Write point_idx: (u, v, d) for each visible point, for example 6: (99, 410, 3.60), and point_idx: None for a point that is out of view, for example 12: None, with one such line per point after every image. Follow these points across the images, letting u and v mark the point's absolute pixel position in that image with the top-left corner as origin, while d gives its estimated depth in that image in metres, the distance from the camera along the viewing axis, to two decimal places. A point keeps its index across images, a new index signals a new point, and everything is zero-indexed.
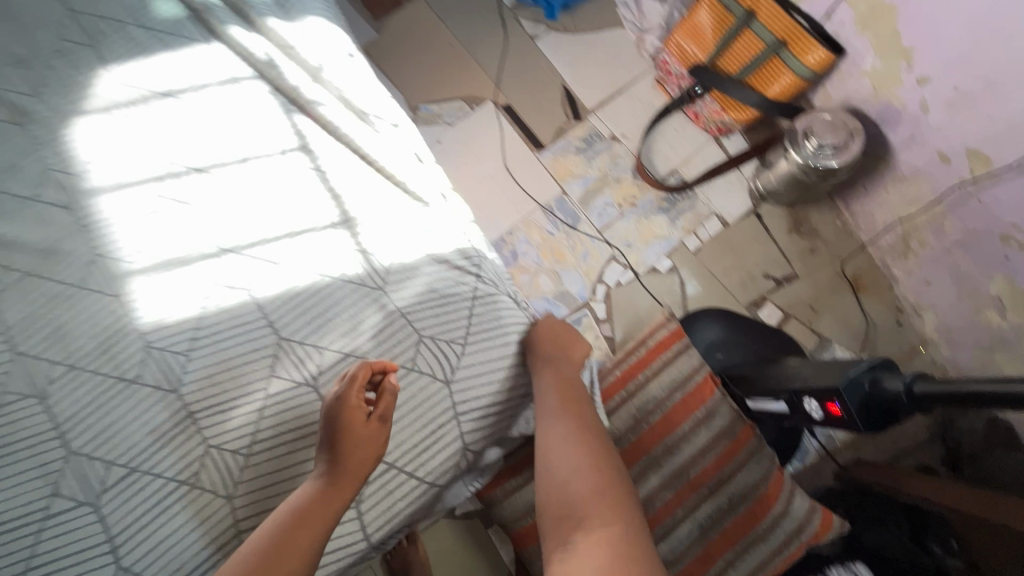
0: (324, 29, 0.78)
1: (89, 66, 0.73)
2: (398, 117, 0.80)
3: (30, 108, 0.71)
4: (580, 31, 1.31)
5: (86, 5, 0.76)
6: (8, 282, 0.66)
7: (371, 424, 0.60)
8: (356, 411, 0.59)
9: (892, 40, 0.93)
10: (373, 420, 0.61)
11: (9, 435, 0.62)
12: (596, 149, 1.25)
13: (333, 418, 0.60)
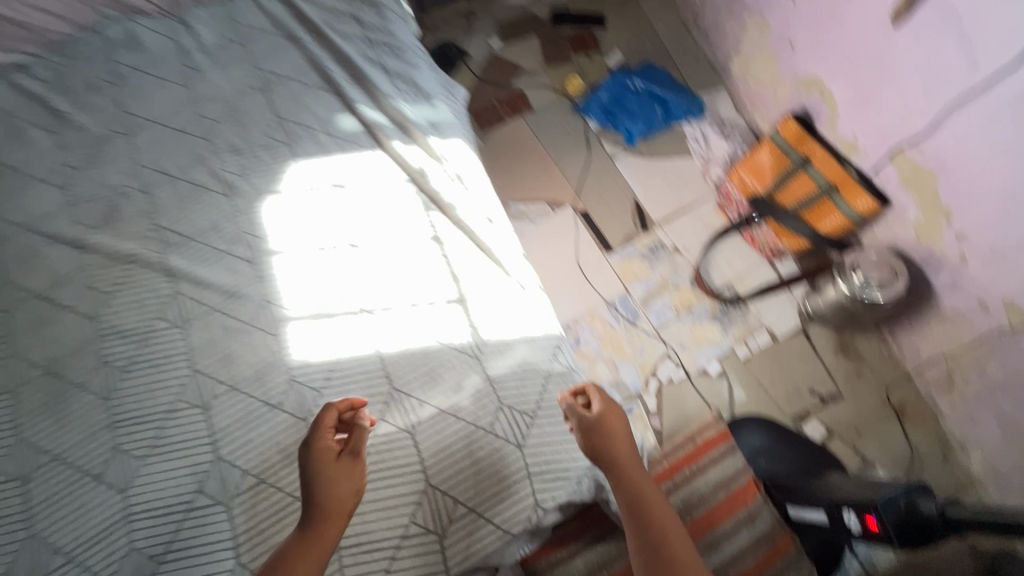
0: (463, 148, 0.99)
1: (286, 159, 0.97)
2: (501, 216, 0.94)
3: (239, 186, 0.95)
4: (653, 156, 1.52)
5: (290, 115, 1.01)
6: (200, 313, 0.85)
7: (341, 462, 0.69)
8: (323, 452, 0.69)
9: (933, 199, 1.07)
10: (344, 458, 0.69)
11: (175, 435, 0.78)
12: (659, 257, 1.41)
13: (306, 457, 0.70)
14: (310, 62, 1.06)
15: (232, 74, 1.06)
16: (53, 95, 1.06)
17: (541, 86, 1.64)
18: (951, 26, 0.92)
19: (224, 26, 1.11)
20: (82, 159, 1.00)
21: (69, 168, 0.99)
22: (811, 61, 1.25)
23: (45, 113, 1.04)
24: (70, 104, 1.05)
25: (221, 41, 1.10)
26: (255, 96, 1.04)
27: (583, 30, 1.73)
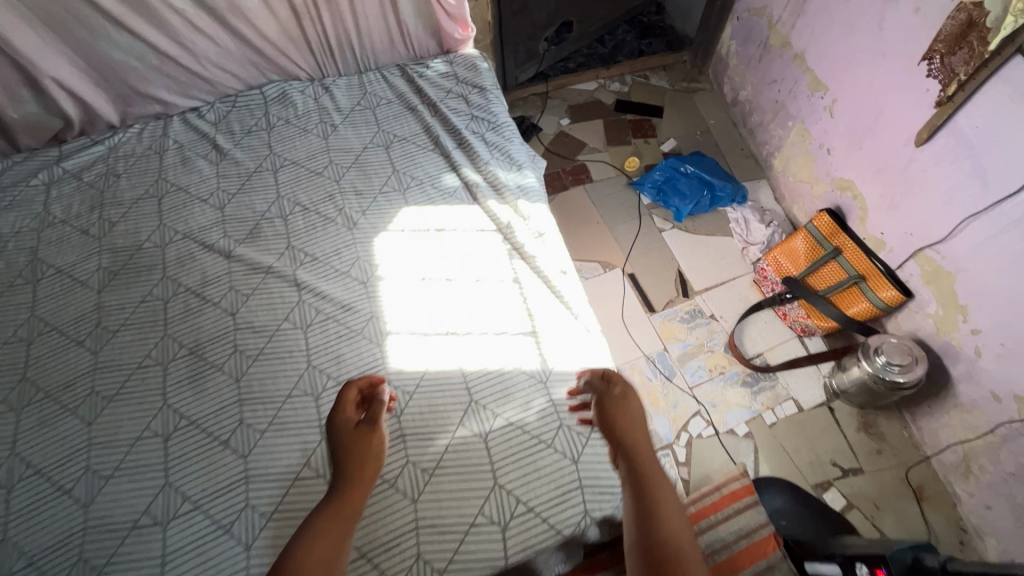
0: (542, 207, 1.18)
1: (399, 204, 1.19)
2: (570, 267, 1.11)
3: (359, 222, 1.17)
4: (698, 232, 1.70)
5: (405, 168, 1.24)
6: (320, 320, 1.04)
7: (359, 430, 0.83)
8: (345, 421, 0.83)
9: (951, 296, 1.20)
10: (361, 427, 0.83)
11: (290, 416, 0.95)
12: (697, 322, 1.56)
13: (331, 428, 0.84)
14: (424, 128, 1.30)
15: (361, 132, 1.31)
16: (218, 134, 1.32)
17: (601, 162, 1.87)
18: (964, 152, 1.10)
19: (358, 93, 1.38)
20: (235, 186, 1.23)
21: (225, 193, 1.22)
22: (845, 167, 1.44)
23: (209, 147, 1.30)
24: (230, 143, 1.30)
25: (354, 105, 1.35)
26: (378, 150, 1.27)
27: (642, 118, 1.98)
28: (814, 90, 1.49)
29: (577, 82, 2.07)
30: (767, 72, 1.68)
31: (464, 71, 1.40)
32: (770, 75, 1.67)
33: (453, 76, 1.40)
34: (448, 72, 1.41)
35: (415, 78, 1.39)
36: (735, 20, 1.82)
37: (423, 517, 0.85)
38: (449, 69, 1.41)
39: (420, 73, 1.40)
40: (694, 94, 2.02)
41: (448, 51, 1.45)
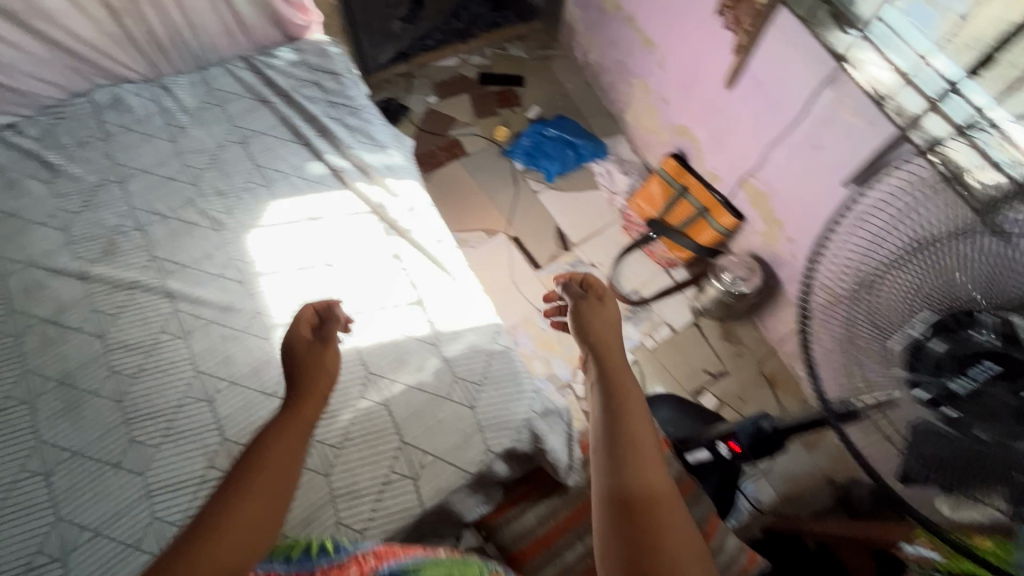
0: (412, 183, 1.23)
1: (265, 199, 1.18)
2: (446, 236, 1.18)
3: (226, 223, 1.15)
4: (569, 190, 1.84)
5: (267, 163, 1.22)
6: (199, 326, 1.03)
7: (313, 343, 0.86)
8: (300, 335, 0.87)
9: (770, 214, 1.43)
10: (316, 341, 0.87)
11: (185, 423, 0.94)
12: (579, 271, 1.71)
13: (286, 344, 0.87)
14: (281, 118, 1.29)
15: (212, 130, 1.26)
16: (45, 150, 1.20)
17: (473, 135, 1.94)
18: (759, 90, 1.29)
19: (202, 90, 1.32)
20: (77, 204, 1.15)
21: (67, 212, 1.14)
22: (680, 113, 1.62)
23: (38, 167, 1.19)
24: (62, 159, 1.20)
25: (200, 103, 1.30)
26: (235, 147, 1.24)
27: (505, 88, 2.06)
28: (646, 48, 1.65)
29: (438, 58, 2.10)
30: (607, 33, 1.83)
31: (314, 57, 1.39)
32: (610, 37, 1.82)
33: (303, 63, 1.38)
34: (297, 59, 1.38)
35: (263, 69, 1.36)
36: None
37: (337, 487, 0.90)
38: (297, 56, 1.39)
39: (267, 63, 1.37)
40: (549, 61, 2.14)
41: (294, 38, 1.42)
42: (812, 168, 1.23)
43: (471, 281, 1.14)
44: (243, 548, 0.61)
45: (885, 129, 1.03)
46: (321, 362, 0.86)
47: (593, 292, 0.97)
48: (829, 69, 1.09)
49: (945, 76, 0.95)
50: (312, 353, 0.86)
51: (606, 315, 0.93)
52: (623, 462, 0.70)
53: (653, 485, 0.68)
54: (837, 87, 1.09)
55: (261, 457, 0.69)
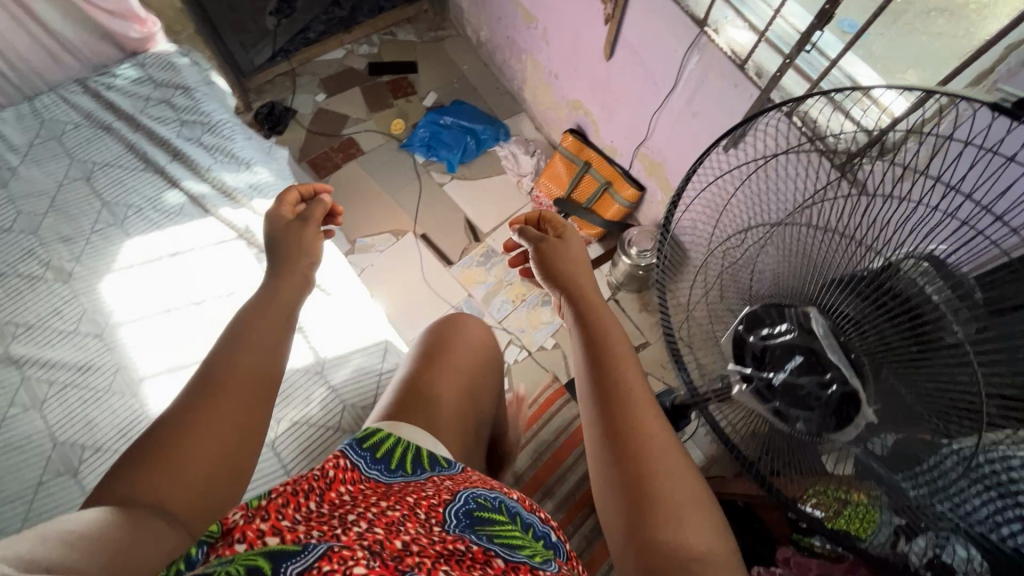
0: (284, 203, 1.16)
1: (118, 238, 1.07)
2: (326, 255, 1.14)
3: (75, 271, 1.04)
4: (475, 178, 1.78)
5: (116, 198, 1.11)
6: (53, 392, 0.93)
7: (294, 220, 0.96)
8: (282, 207, 0.97)
9: (666, 183, 1.42)
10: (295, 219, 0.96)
11: (47, 503, 0.86)
12: (492, 261, 1.66)
13: (267, 220, 0.96)
14: (128, 147, 1.16)
15: (49, 168, 1.13)
16: None
17: (369, 130, 1.83)
18: (636, 58, 1.25)
19: (32, 124, 1.17)
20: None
21: None
22: (571, 88, 1.57)
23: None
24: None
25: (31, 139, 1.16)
26: (77, 185, 1.12)
27: (398, 76, 1.96)
28: (528, 22, 1.58)
29: (323, 52, 1.96)
30: (492, 9, 1.74)
31: (159, 73, 1.26)
32: (495, 13, 1.74)
33: (149, 80, 1.25)
34: (140, 77, 1.25)
35: (101, 93, 1.22)
36: None
37: None
38: (140, 73, 1.26)
39: (108, 85, 1.23)
40: (443, 42, 2.04)
41: (134, 53, 1.28)
42: (696, 134, 1.20)
43: (358, 298, 1.10)
44: (229, 439, 0.65)
45: (750, 92, 1.01)
46: (301, 254, 0.93)
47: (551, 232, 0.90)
48: (692, 33, 1.06)
49: (796, 28, 0.94)
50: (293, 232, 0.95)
51: (569, 255, 0.86)
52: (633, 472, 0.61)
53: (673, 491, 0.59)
54: (703, 52, 1.06)
55: (236, 360, 0.72)
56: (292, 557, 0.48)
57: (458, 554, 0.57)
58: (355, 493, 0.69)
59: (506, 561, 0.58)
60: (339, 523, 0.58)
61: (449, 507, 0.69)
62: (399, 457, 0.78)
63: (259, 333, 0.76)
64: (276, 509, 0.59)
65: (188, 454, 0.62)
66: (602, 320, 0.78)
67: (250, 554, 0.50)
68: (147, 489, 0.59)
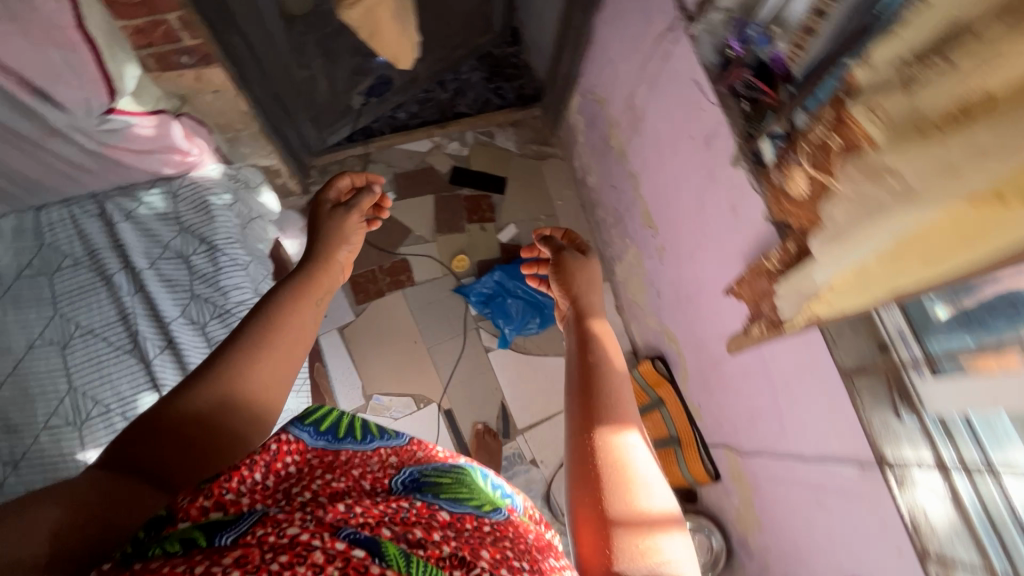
0: None
1: (69, 445, 0.88)
2: None
3: (6, 481, 0.84)
4: (528, 352, 1.51)
5: (86, 387, 0.91)
6: None
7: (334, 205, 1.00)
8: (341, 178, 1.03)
9: (750, 503, 1.11)
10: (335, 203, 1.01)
11: None
12: (515, 470, 1.41)
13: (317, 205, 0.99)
14: (122, 313, 0.96)
15: (28, 319, 0.94)
16: None
17: (428, 258, 1.58)
18: (766, 385, 0.94)
19: (27, 249, 0.98)
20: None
21: None
22: (671, 318, 1.27)
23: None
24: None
25: (19, 272, 0.96)
26: (49, 353, 0.92)
27: (481, 194, 1.68)
28: (646, 223, 1.29)
29: (408, 142, 1.69)
30: (609, 170, 1.44)
31: (190, 212, 1.04)
32: (612, 176, 1.44)
33: (175, 220, 1.03)
34: (167, 212, 1.03)
35: (115, 221, 1.01)
36: (577, 94, 1.53)
37: None
38: (169, 206, 1.04)
39: (126, 214, 1.02)
40: (544, 161, 1.74)
41: (170, 177, 1.05)
42: (816, 520, 0.89)
43: None
44: (269, 388, 0.72)
45: None
46: (344, 234, 0.98)
47: (574, 246, 0.93)
48: (865, 451, 0.74)
49: None
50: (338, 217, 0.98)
51: (591, 271, 0.88)
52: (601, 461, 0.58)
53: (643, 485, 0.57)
54: (869, 480, 0.75)
55: (278, 347, 0.73)
56: (226, 528, 0.48)
57: (396, 508, 0.53)
58: (301, 464, 0.66)
59: (449, 516, 0.55)
60: (284, 496, 0.58)
61: (396, 478, 0.65)
62: (345, 427, 0.75)
63: (298, 312, 0.79)
64: (223, 485, 0.59)
65: (189, 400, 0.65)
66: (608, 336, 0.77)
67: (179, 536, 0.49)
68: (143, 455, 0.62)
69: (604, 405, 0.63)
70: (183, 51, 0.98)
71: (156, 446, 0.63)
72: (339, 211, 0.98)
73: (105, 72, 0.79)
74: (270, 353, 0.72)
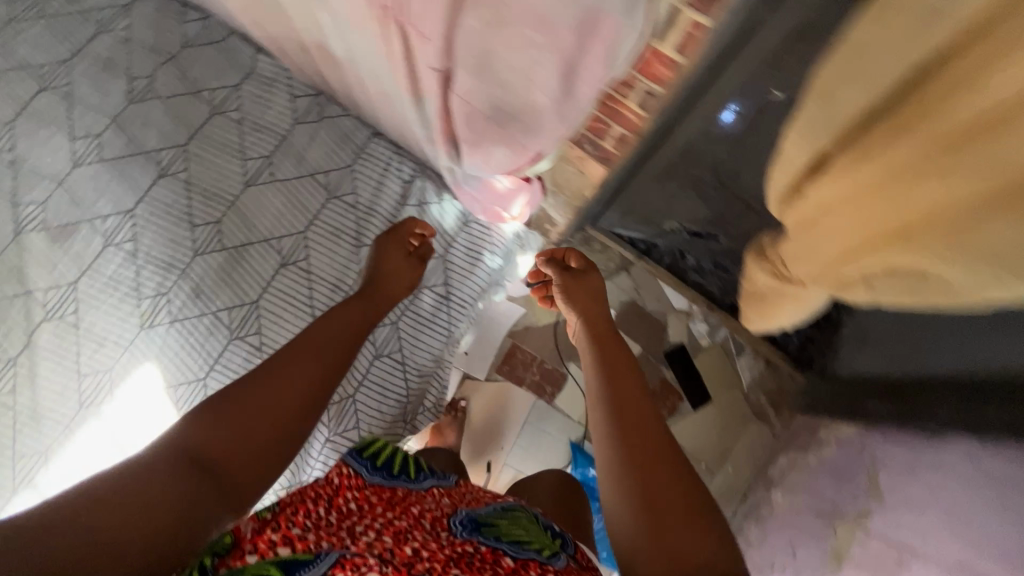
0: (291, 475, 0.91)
1: (213, 343, 0.89)
2: None
3: (157, 325, 0.88)
4: None
5: (265, 309, 0.91)
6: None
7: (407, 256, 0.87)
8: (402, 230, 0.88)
9: None
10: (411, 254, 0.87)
11: None
12: None
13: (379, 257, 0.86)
14: (340, 277, 0.94)
15: (283, 213, 0.94)
16: (143, 77, 0.95)
17: (580, 395, 1.43)
18: None
19: (336, 159, 0.98)
20: (76, 151, 0.90)
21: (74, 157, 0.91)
22: None
23: (115, 76, 0.94)
24: (147, 93, 0.94)
25: (314, 170, 0.96)
26: (269, 254, 0.92)
27: (674, 386, 1.52)
28: None
29: (670, 290, 1.53)
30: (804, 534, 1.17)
31: (461, 250, 0.98)
32: (799, 542, 1.17)
33: (444, 243, 0.97)
34: (445, 232, 0.98)
35: (407, 201, 0.98)
36: (855, 429, 1.22)
37: None
38: (452, 228, 0.99)
39: (419, 203, 0.99)
40: (753, 419, 1.51)
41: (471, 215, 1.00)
42: None
43: None
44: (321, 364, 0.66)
45: None
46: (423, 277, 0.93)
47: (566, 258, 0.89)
48: None
49: None
50: (402, 270, 0.86)
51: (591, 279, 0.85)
52: (639, 503, 0.54)
53: (693, 530, 0.52)
54: None
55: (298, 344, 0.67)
56: (306, 570, 0.46)
57: (462, 553, 0.51)
58: (362, 500, 0.58)
59: (514, 563, 0.51)
60: (348, 536, 0.51)
61: (453, 516, 0.59)
62: (400, 464, 0.67)
63: (353, 310, 0.75)
64: (289, 513, 0.53)
65: (225, 401, 0.59)
66: (622, 367, 0.70)
67: (259, 568, 0.47)
68: (206, 448, 0.55)
69: (622, 444, 0.59)
70: (591, 143, 0.87)
71: (217, 428, 0.57)
72: (411, 258, 0.87)
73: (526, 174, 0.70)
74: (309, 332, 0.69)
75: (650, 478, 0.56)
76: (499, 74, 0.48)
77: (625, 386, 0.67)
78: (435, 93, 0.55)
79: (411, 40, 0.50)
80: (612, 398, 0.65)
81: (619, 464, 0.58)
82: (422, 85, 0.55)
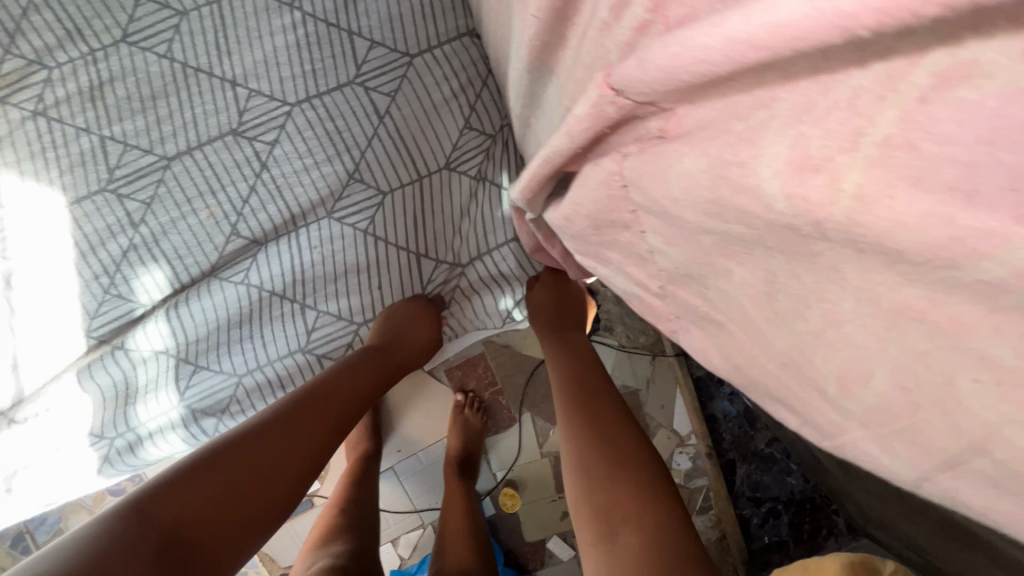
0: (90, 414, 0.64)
1: (81, 175, 0.59)
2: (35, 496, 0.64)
3: (17, 100, 0.56)
4: None
5: (175, 177, 0.60)
6: None
7: (427, 327, 0.71)
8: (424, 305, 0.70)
9: None
10: (430, 319, 0.71)
11: None
12: None
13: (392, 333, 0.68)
14: (302, 204, 0.62)
15: (278, 62, 0.60)
16: None
17: (517, 451, 1.17)
18: None
19: (397, 34, 0.61)
20: None
21: None
22: None
23: None
24: None
25: (357, 29, 0.60)
26: (222, 108, 0.60)
27: None
28: None
29: (682, 407, 1.20)
30: None
31: (478, 279, 0.70)
32: None
33: (466, 253, 0.69)
34: (475, 241, 0.68)
35: (454, 165, 0.65)
36: None
37: None
38: (494, 236, 0.68)
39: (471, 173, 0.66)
40: None
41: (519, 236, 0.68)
42: None
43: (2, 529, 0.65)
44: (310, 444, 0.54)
45: None
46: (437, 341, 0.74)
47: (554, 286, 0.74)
48: None
49: None
50: (414, 347, 0.70)
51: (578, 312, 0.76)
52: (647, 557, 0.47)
53: None
54: None
55: (290, 421, 0.54)
56: None
57: None
58: None
59: None
60: None
61: None
62: None
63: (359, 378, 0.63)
64: None
65: (197, 484, 0.46)
66: (616, 413, 0.60)
67: None
68: (183, 515, 0.45)
69: (630, 494, 0.52)
70: None
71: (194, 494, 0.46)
72: (429, 324, 0.71)
73: (664, 329, 0.38)
74: (313, 401, 0.57)
75: (656, 527, 0.49)
76: (896, 246, 0.17)
77: (626, 432, 0.58)
78: (673, 157, 0.24)
79: (742, 15, 0.18)
80: (614, 443, 0.56)
81: (620, 506, 0.52)
82: (671, 123, 0.25)
